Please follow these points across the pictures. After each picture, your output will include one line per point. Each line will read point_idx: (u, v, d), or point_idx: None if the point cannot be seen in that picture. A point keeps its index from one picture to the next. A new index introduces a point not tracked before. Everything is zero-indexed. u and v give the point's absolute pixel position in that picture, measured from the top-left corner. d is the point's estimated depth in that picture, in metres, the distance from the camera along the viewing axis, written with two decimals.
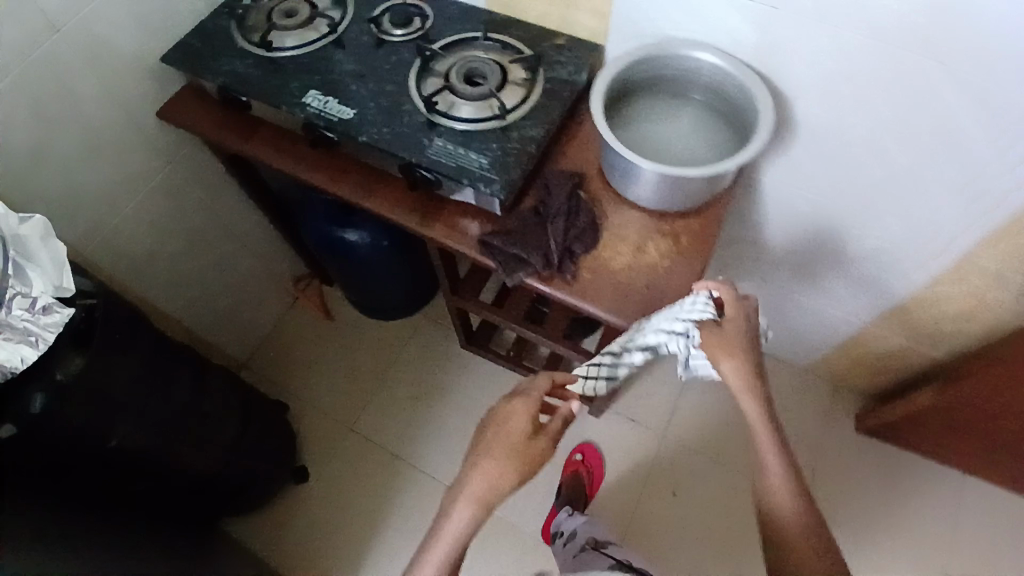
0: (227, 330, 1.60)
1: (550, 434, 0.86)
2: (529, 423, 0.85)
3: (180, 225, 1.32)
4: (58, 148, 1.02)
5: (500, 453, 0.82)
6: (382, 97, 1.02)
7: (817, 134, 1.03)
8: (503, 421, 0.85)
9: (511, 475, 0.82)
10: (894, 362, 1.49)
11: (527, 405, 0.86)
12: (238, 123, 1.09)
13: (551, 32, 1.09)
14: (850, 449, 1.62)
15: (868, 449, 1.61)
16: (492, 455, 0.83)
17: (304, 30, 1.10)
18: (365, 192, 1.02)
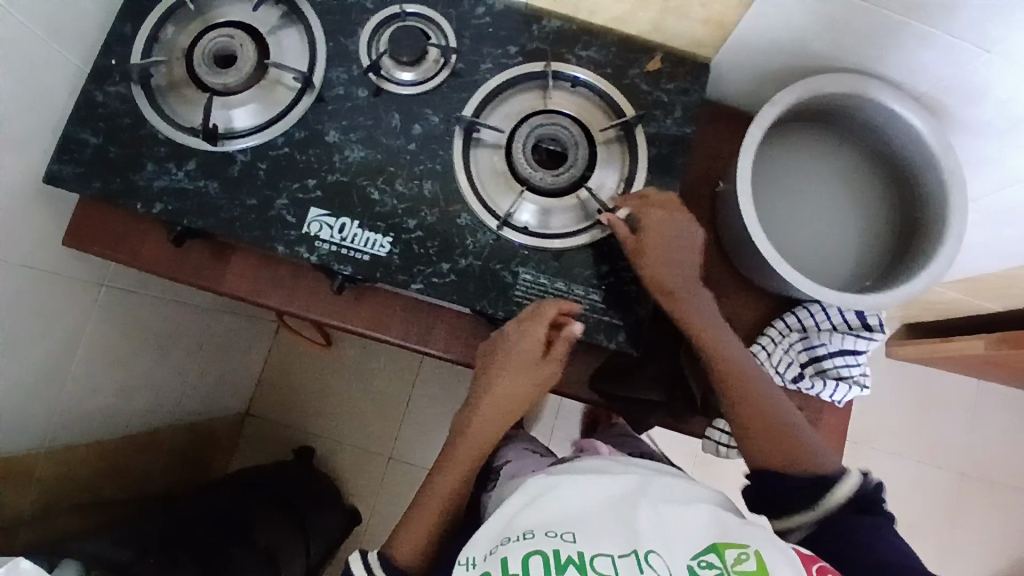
0: (219, 399, 1.32)
1: (558, 358, 0.68)
2: (535, 352, 0.67)
3: (140, 340, 1.00)
4: None
5: (507, 375, 0.68)
6: (424, 207, 0.71)
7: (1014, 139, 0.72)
8: (509, 325, 0.67)
9: (524, 390, 0.69)
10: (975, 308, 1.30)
11: (532, 326, 0.66)
12: (199, 251, 0.75)
13: (635, 45, 0.76)
14: (938, 392, 1.48)
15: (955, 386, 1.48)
16: (501, 377, 0.68)
17: (263, 95, 0.72)
18: (419, 333, 0.75)
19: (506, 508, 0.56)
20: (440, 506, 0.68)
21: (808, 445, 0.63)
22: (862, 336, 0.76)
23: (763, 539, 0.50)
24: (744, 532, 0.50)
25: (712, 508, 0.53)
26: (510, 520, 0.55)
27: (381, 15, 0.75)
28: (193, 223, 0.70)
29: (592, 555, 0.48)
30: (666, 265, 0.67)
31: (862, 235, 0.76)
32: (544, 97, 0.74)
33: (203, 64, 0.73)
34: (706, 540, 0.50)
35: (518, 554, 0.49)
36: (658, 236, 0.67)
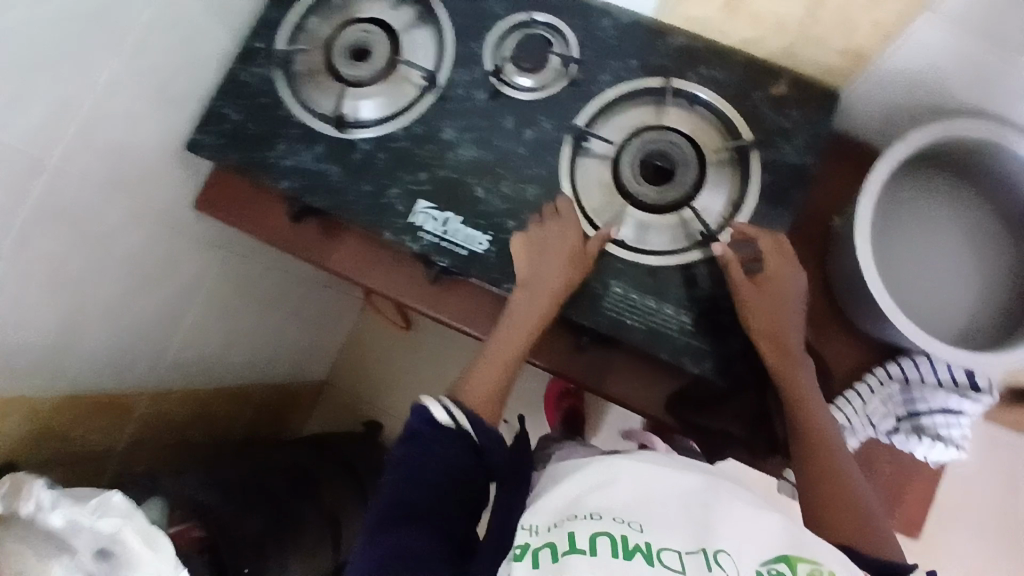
0: (304, 367, 1.41)
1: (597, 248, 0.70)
2: (572, 238, 0.69)
3: (245, 304, 1.08)
4: (83, 292, 0.78)
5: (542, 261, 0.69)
6: (527, 211, 0.73)
7: None
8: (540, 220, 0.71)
9: (559, 272, 0.69)
10: None
11: (563, 218, 0.71)
12: (312, 227, 0.82)
13: (762, 68, 0.74)
14: None
15: None
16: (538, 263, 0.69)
17: (390, 88, 0.77)
18: None
19: (571, 484, 0.52)
20: (504, 364, 0.66)
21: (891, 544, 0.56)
22: (968, 397, 0.70)
23: (835, 560, 0.45)
24: (818, 547, 0.45)
25: (784, 515, 0.48)
26: (578, 498, 0.50)
27: (509, 21, 0.77)
28: (312, 202, 0.76)
29: (659, 547, 0.44)
30: (780, 319, 0.65)
31: (978, 295, 0.71)
32: (660, 114, 0.74)
33: (341, 56, 0.78)
34: (778, 545, 0.44)
35: (584, 533, 0.46)
36: (780, 289, 0.66)
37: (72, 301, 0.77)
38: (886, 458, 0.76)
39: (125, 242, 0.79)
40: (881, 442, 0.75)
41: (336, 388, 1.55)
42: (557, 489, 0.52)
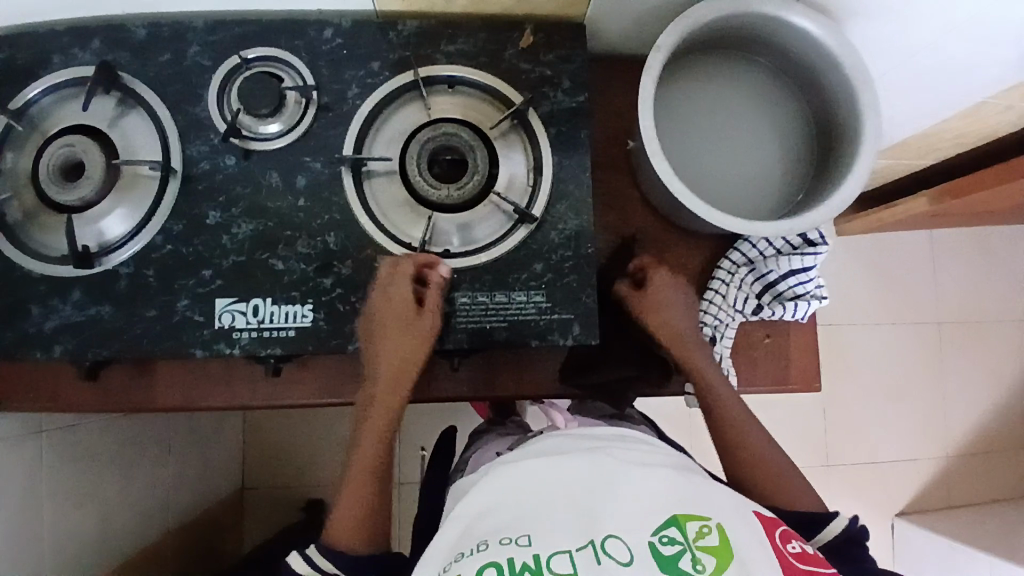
0: (211, 489, 1.27)
1: (434, 309, 0.65)
2: (406, 313, 0.64)
3: (99, 470, 0.94)
4: None
5: (387, 344, 0.64)
6: (336, 261, 0.66)
7: (914, 18, 0.68)
8: (374, 288, 0.65)
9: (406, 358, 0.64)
10: (916, 171, 1.29)
11: (396, 283, 0.64)
12: (115, 377, 0.70)
13: (501, 24, 0.70)
14: (908, 257, 1.49)
15: (919, 246, 1.50)
16: (382, 348, 0.64)
17: (125, 195, 0.66)
18: None
19: (456, 515, 0.50)
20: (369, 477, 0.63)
21: (807, 494, 0.64)
22: (808, 253, 0.74)
23: (723, 507, 0.47)
24: (706, 502, 0.48)
25: (669, 468, 0.50)
26: (467, 529, 0.49)
27: (223, 70, 0.68)
28: (98, 354, 0.65)
29: (549, 555, 0.43)
30: (676, 325, 0.69)
31: (782, 154, 0.75)
32: (426, 108, 0.69)
33: (52, 184, 0.66)
34: (666, 509, 0.46)
35: (472, 569, 0.44)
36: (669, 292, 0.70)
37: None
38: (765, 332, 0.77)
39: None
40: (754, 321, 0.76)
41: (260, 489, 1.42)
42: (447, 523, 0.50)
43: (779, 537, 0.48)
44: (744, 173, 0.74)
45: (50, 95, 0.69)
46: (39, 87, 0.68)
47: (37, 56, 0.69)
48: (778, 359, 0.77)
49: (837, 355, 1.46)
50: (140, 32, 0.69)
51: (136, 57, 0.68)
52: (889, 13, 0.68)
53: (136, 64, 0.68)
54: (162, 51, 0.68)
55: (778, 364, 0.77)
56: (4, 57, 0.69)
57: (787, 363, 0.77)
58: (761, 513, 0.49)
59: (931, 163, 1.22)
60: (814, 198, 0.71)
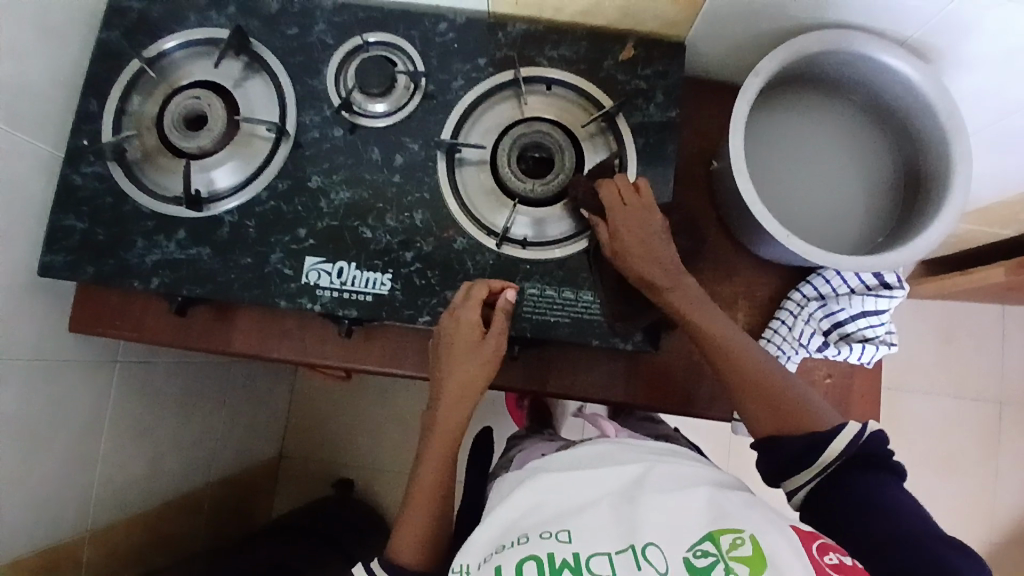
0: (251, 449, 1.32)
1: (500, 332, 0.64)
2: (472, 335, 0.63)
3: (159, 408, 0.99)
4: None
5: (453, 364, 0.64)
6: (419, 238, 0.70)
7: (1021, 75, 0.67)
8: (446, 312, 0.66)
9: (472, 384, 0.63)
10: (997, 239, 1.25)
11: (464, 308, 0.64)
12: (201, 316, 0.75)
13: (605, 36, 0.74)
14: (977, 328, 1.43)
15: (991, 318, 1.44)
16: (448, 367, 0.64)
17: (239, 150, 0.72)
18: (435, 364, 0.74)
19: (500, 513, 0.53)
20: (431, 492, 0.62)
21: (800, 403, 0.59)
22: (882, 295, 0.73)
23: (759, 521, 0.46)
24: (741, 517, 0.47)
25: (706, 489, 0.50)
26: (510, 525, 0.51)
27: (343, 49, 0.73)
28: (192, 292, 0.70)
29: (586, 555, 0.45)
30: (649, 253, 0.63)
31: (866, 194, 0.75)
32: (521, 106, 0.73)
33: (176, 132, 0.72)
34: (701, 525, 0.46)
35: (511, 562, 0.45)
36: (629, 227, 0.63)
37: None
38: (827, 371, 0.76)
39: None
40: (817, 358, 0.76)
41: (295, 457, 1.46)
42: (490, 515, 0.53)
43: (816, 548, 0.45)
44: (821, 207, 0.75)
45: (185, 52, 0.76)
46: (176, 40, 0.75)
47: (181, 17, 0.76)
48: (837, 399, 0.76)
49: (887, 417, 1.41)
50: (273, 6, 0.75)
51: (267, 28, 0.75)
52: (995, 66, 0.68)
53: (266, 34, 0.74)
54: (290, 25, 0.74)
55: (837, 403, 0.76)
56: (151, 13, 0.76)
57: (846, 406, 0.76)
58: (798, 528, 0.47)
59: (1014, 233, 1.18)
60: (892, 241, 0.71)
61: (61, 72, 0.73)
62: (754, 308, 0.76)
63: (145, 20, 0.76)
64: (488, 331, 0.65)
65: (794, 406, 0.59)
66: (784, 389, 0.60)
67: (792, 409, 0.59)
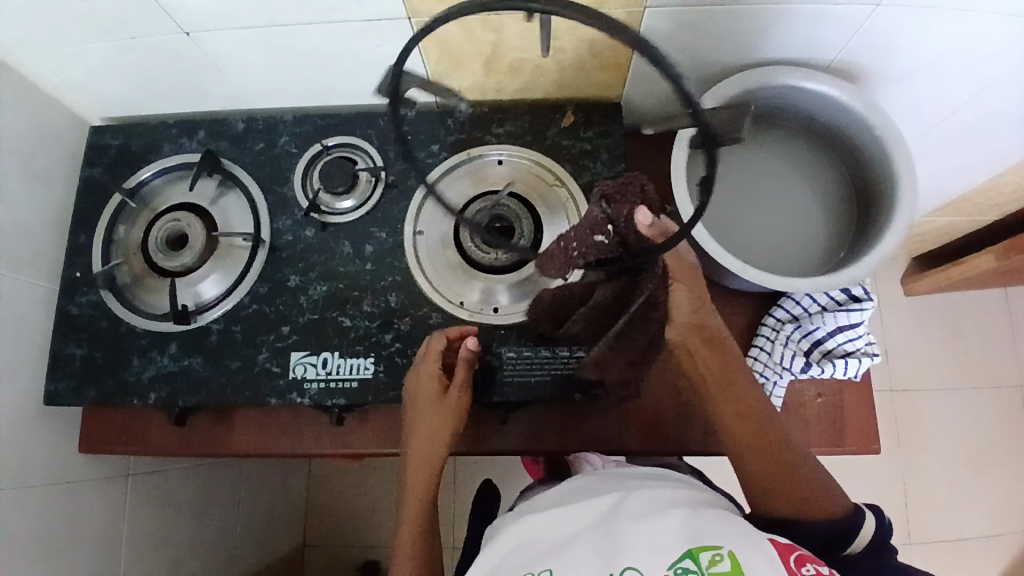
0: (273, 543, 1.32)
1: (461, 382, 0.68)
2: (433, 387, 0.67)
3: (176, 515, 1.01)
4: None
5: (423, 415, 0.68)
6: (396, 319, 0.73)
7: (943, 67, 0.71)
8: (411, 369, 0.70)
9: (445, 428, 0.68)
10: (976, 228, 1.26)
11: (426, 361, 0.68)
12: (200, 423, 0.78)
13: (546, 106, 0.79)
14: (981, 317, 1.42)
15: (993, 306, 1.43)
16: (418, 420, 0.68)
17: (220, 261, 0.77)
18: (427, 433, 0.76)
19: (485, 556, 0.53)
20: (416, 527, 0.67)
21: (827, 489, 0.60)
22: (853, 308, 0.74)
23: (737, 538, 0.47)
24: (719, 532, 0.48)
25: (684, 510, 0.51)
26: (494, 567, 0.52)
27: (307, 156, 0.79)
28: (188, 401, 0.73)
29: None
30: (709, 329, 0.62)
31: (820, 214, 0.77)
32: (476, 183, 0.77)
33: (161, 253, 0.77)
34: (680, 543, 0.47)
35: None
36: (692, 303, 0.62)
37: None
38: (817, 392, 0.77)
39: (13, 528, 0.73)
40: (805, 379, 0.76)
41: (319, 545, 1.45)
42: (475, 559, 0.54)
43: (794, 559, 0.47)
44: (780, 231, 0.77)
45: (164, 178, 0.82)
46: (153, 169, 0.81)
47: (159, 148, 0.83)
48: (831, 415, 0.76)
49: (909, 422, 1.38)
50: (240, 126, 0.82)
51: (236, 146, 0.81)
52: (918, 67, 0.72)
53: (237, 152, 0.81)
54: (257, 141, 0.81)
55: (833, 420, 0.76)
56: (130, 149, 0.83)
57: (843, 422, 0.76)
58: (776, 541, 0.49)
59: (990, 221, 1.20)
60: (856, 251, 0.73)
61: (51, 214, 0.79)
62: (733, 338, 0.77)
63: (126, 155, 0.83)
64: (450, 383, 0.69)
65: (828, 491, 0.60)
66: (819, 474, 0.61)
67: (822, 492, 0.60)
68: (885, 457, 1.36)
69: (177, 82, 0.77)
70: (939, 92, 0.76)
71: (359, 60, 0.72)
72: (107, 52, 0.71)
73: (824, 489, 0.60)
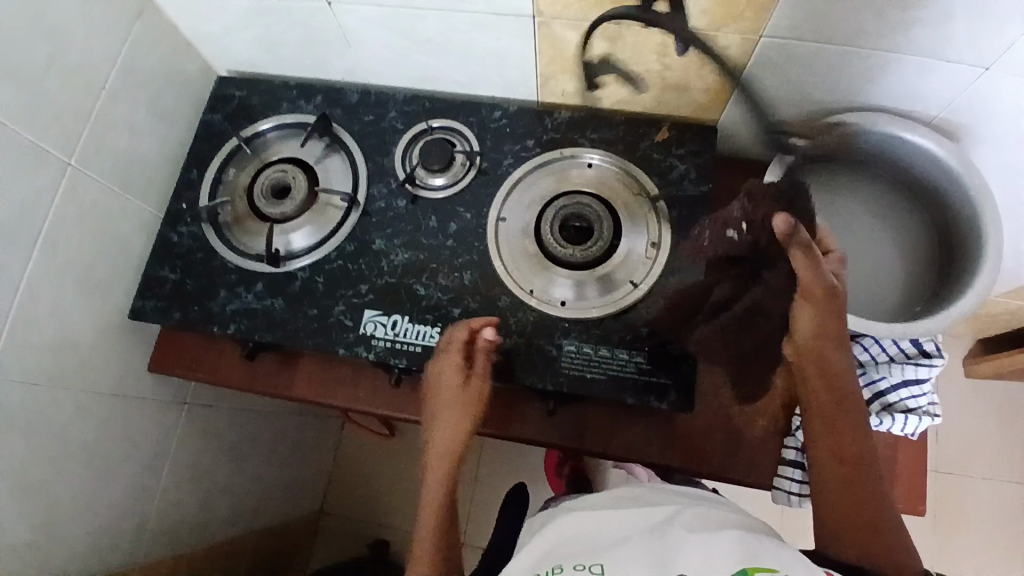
0: (295, 503, 1.36)
1: (482, 372, 0.71)
2: (456, 374, 0.71)
3: (217, 451, 1.06)
4: (64, 485, 0.77)
5: (446, 403, 0.71)
6: (467, 295, 0.77)
7: None
8: (433, 359, 0.73)
9: (465, 417, 0.71)
10: None
11: (449, 351, 0.71)
12: (266, 362, 0.83)
13: (641, 121, 0.82)
14: None
15: None
16: (440, 407, 0.71)
17: (314, 215, 0.82)
18: None
19: (536, 544, 0.55)
20: (436, 507, 0.67)
21: (899, 545, 0.55)
22: (922, 364, 0.73)
23: (794, 564, 0.47)
24: (775, 557, 0.47)
25: (739, 531, 0.51)
26: (543, 555, 0.54)
27: (410, 133, 0.84)
28: (262, 337, 0.78)
29: None
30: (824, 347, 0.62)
31: (902, 267, 0.77)
32: (563, 181, 0.80)
33: (262, 199, 0.84)
34: (734, 560, 0.47)
35: None
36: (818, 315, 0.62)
37: (52, 498, 0.76)
38: (870, 442, 0.75)
39: (83, 425, 0.79)
40: None
41: (335, 512, 1.49)
42: (527, 547, 0.56)
43: None
44: (855, 274, 0.77)
45: (277, 133, 0.89)
46: (270, 123, 0.88)
47: (275, 106, 0.90)
48: (883, 468, 0.75)
49: (952, 508, 1.31)
50: (353, 97, 0.88)
51: (346, 114, 0.87)
52: (1019, 140, 0.71)
53: (346, 120, 0.87)
54: (367, 113, 0.86)
55: (884, 473, 0.74)
56: (250, 103, 0.90)
57: (892, 478, 0.74)
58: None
59: None
60: (931, 307, 0.72)
61: (170, 149, 0.87)
62: None
63: (246, 108, 0.90)
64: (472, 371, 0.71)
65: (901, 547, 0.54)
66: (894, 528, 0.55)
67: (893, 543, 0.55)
68: (921, 540, 1.30)
69: (306, 49, 0.84)
70: None
71: (474, 52, 0.77)
72: (251, 12, 0.79)
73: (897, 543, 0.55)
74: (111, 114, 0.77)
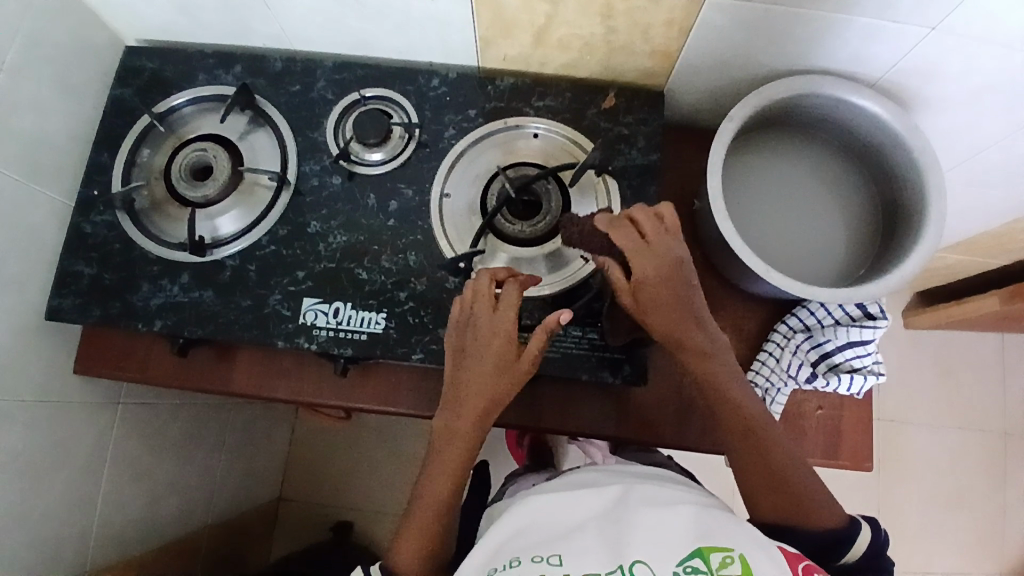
0: (252, 493, 1.32)
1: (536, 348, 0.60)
2: (507, 341, 0.59)
3: (161, 450, 1.00)
4: None
5: (485, 366, 0.59)
6: (412, 278, 0.73)
7: (986, 100, 0.71)
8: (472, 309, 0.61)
9: (504, 386, 0.60)
10: (986, 271, 1.26)
11: (502, 305, 0.60)
12: (200, 358, 0.77)
13: (587, 87, 0.78)
14: (976, 360, 1.43)
15: (989, 350, 1.44)
16: (474, 369, 0.60)
17: (241, 197, 0.76)
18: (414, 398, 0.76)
19: (489, 538, 0.53)
20: (436, 511, 0.59)
21: (821, 498, 0.60)
22: (866, 326, 0.74)
23: (745, 538, 0.48)
24: (729, 534, 0.48)
25: (692, 507, 0.52)
26: (498, 548, 0.52)
27: (342, 104, 0.78)
28: (193, 333, 0.72)
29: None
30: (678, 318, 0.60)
31: (848, 232, 0.77)
32: (507, 153, 0.77)
33: (182, 181, 0.76)
34: (688, 541, 0.47)
35: None
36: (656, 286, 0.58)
37: None
38: (817, 403, 0.77)
39: (5, 440, 0.72)
40: (808, 389, 0.77)
41: (294, 498, 1.46)
42: (479, 540, 0.54)
43: (801, 570, 0.48)
44: (803, 241, 0.77)
45: (193, 108, 0.81)
46: (185, 97, 0.80)
47: (191, 77, 0.81)
48: (831, 427, 0.77)
49: (890, 452, 1.39)
50: (278, 65, 0.80)
51: (271, 85, 0.80)
52: (959, 99, 0.72)
53: (271, 91, 0.80)
54: (294, 83, 0.80)
55: (832, 431, 0.77)
56: (164, 74, 0.82)
57: (838, 437, 0.77)
58: (783, 548, 0.50)
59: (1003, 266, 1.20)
60: (877, 271, 0.73)
61: (76, 129, 0.78)
62: (739, 341, 0.78)
63: (158, 80, 0.82)
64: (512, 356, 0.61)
65: (813, 500, 0.60)
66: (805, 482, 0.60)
67: (808, 501, 0.59)
68: (862, 483, 1.38)
69: (223, 13, 0.76)
70: (982, 123, 0.75)
71: (409, 16, 0.71)
72: None
73: (814, 497, 0.60)
74: (9, 94, 0.68)
